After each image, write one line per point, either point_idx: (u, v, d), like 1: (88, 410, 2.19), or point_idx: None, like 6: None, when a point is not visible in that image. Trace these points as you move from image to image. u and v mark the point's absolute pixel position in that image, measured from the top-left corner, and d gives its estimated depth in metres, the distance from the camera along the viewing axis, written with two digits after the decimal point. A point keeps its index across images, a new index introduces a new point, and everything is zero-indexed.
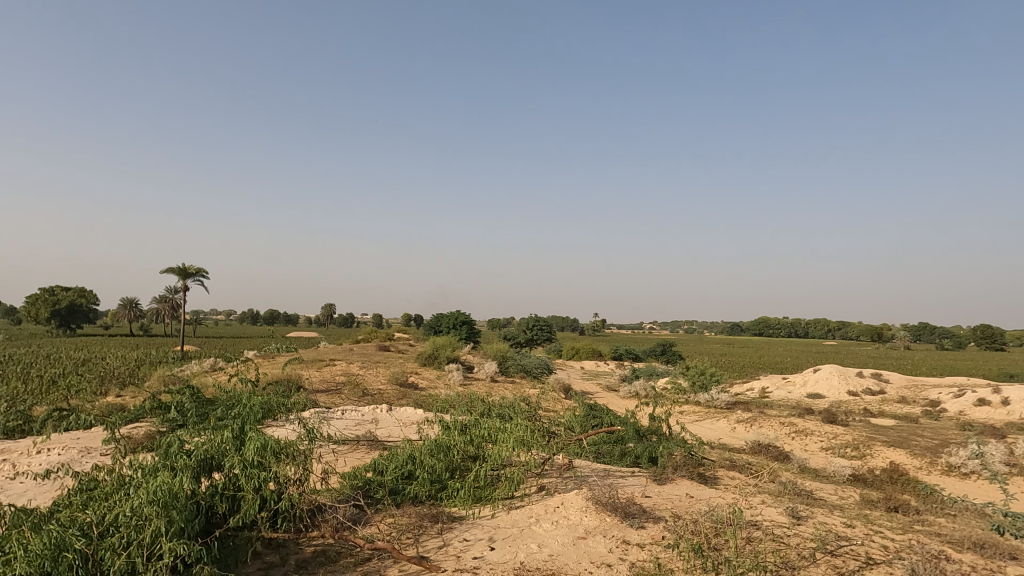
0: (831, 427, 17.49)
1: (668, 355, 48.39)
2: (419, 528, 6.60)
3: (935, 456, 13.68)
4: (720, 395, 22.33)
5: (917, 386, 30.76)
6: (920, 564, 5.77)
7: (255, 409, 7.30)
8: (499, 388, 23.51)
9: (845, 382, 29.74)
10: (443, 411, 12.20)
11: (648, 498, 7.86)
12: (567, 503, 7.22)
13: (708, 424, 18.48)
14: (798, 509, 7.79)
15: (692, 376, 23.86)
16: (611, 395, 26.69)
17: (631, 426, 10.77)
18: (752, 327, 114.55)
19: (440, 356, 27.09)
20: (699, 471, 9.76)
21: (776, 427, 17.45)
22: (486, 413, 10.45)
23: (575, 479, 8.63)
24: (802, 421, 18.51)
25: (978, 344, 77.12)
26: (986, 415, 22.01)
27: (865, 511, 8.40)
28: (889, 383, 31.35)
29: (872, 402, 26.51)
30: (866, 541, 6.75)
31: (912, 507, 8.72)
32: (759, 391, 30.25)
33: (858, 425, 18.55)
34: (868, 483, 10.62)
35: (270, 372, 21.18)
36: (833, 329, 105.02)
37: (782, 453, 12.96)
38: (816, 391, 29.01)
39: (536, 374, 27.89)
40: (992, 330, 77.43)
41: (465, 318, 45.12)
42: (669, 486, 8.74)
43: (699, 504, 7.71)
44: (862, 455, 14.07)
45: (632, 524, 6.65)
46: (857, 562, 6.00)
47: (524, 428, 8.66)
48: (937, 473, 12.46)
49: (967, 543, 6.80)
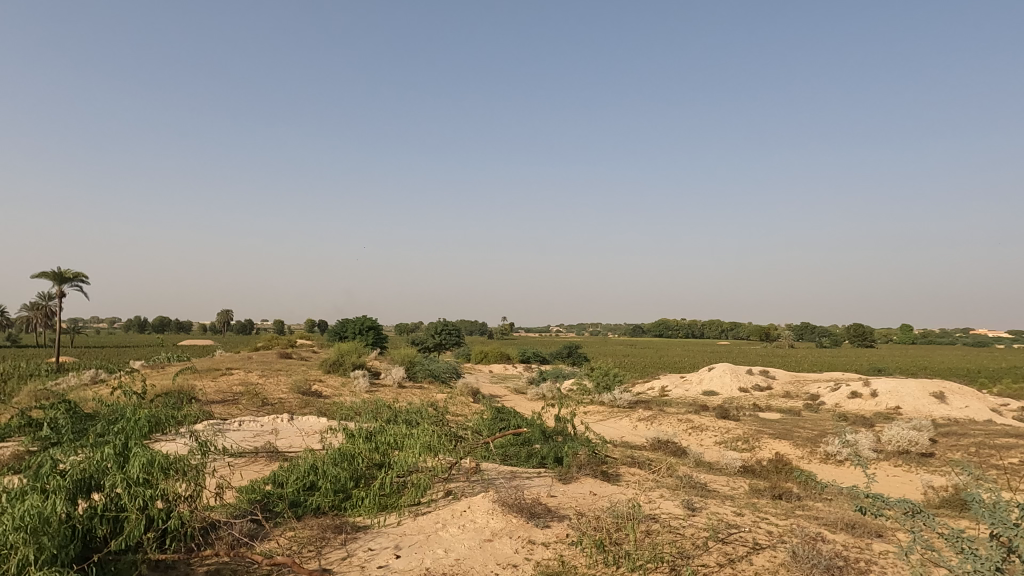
0: (724, 422, 18.52)
1: (574, 357, 49.53)
2: (322, 540, 6.41)
3: (814, 445, 14.83)
4: (622, 395, 23.13)
5: (800, 381, 33.22)
6: (799, 547, 6.21)
7: (141, 423, 6.80)
8: (407, 394, 23.21)
9: (737, 379, 31.63)
10: (349, 419, 11.88)
11: (554, 497, 8.02)
12: (473, 507, 7.23)
13: (611, 423, 19.06)
14: (693, 500, 8.21)
15: (597, 377, 24.54)
16: (518, 397, 27.02)
17: (538, 427, 10.94)
18: (653, 327, 119.47)
19: (346, 363, 26.37)
20: (602, 469, 10.08)
21: (674, 423, 18.30)
22: (392, 419, 10.28)
23: (482, 482, 8.67)
24: (698, 417, 19.51)
25: (852, 342, 84.12)
26: (858, 406, 24.06)
27: (754, 499, 8.98)
28: (775, 379, 33.67)
29: (760, 397, 28.29)
30: (753, 528, 7.20)
31: (794, 494, 9.41)
32: (659, 389, 31.55)
33: (748, 419, 19.78)
34: (756, 473, 11.37)
35: (159, 384, 19.85)
36: (726, 329, 111.47)
37: (679, 449, 13.59)
38: (711, 388, 30.65)
39: (444, 379, 27.78)
40: (864, 329, 84.59)
41: (371, 323, 44.26)
42: (574, 485, 8.97)
43: (601, 501, 7.97)
44: (751, 447, 15.00)
45: (537, 524, 6.76)
46: (745, 547, 6.40)
47: (432, 432, 8.56)
48: (816, 461, 13.47)
49: (841, 525, 7.41)
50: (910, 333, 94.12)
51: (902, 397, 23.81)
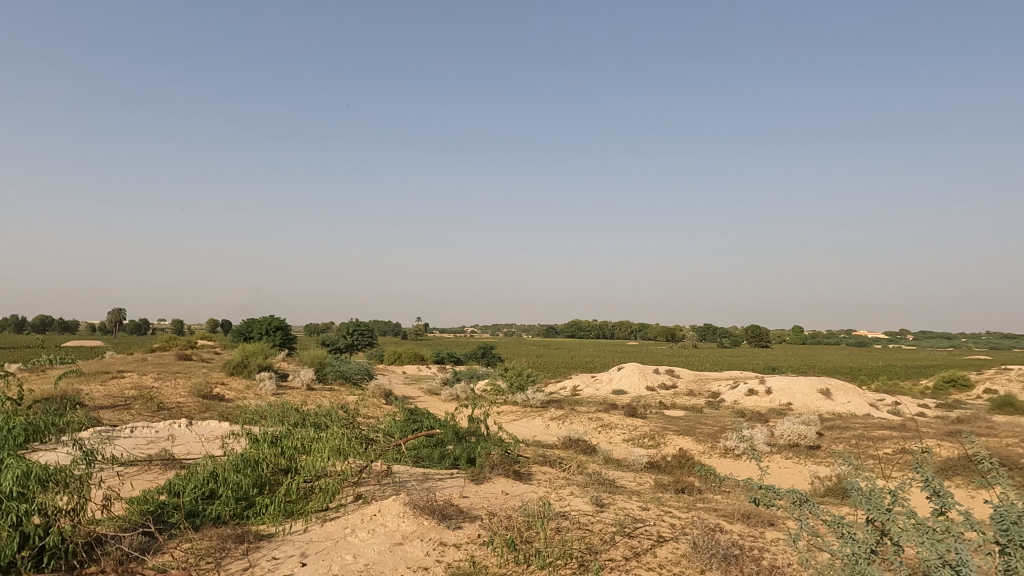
0: (632, 420, 19.14)
1: (488, 358, 49.70)
2: (222, 550, 6.10)
3: (714, 440, 15.60)
4: (535, 394, 23.44)
5: (702, 380, 34.83)
6: (699, 538, 6.52)
7: (16, 432, 6.23)
8: (317, 396, 22.50)
9: (644, 378, 32.79)
10: (253, 423, 11.38)
11: (466, 498, 8.02)
12: (384, 510, 7.10)
13: (524, 423, 19.26)
14: (601, 497, 8.43)
15: (510, 377, 24.74)
16: (432, 398, 26.80)
17: (450, 428, 10.91)
18: (566, 328, 121.87)
19: (250, 365, 25.23)
20: (515, 468, 10.18)
21: (585, 422, 18.73)
22: (300, 423, 9.93)
23: (394, 485, 8.54)
24: (607, 415, 20.06)
25: (749, 342, 89.21)
26: (755, 403, 25.54)
27: (659, 494, 9.35)
28: (679, 378, 35.18)
29: (666, 396, 29.45)
30: (657, 521, 7.48)
31: (695, 487, 9.87)
32: (571, 389, 32.20)
33: (654, 417, 20.54)
34: (660, 468, 11.83)
35: (38, 389, 18.24)
36: (635, 330, 115.38)
37: (589, 447, 13.93)
38: (620, 387, 31.61)
39: (356, 380, 27.15)
40: (760, 330, 89.85)
41: (279, 323, 42.61)
42: (486, 485, 9.00)
43: (513, 500, 8.04)
44: (656, 444, 15.60)
45: (449, 525, 6.74)
46: (650, 540, 6.64)
47: (342, 436, 8.33)
48: (716, 456, 14.18)
49: (737, 516, 7.84)
50: (800, 334, 100.88)
51: (793, 394, 25.47)
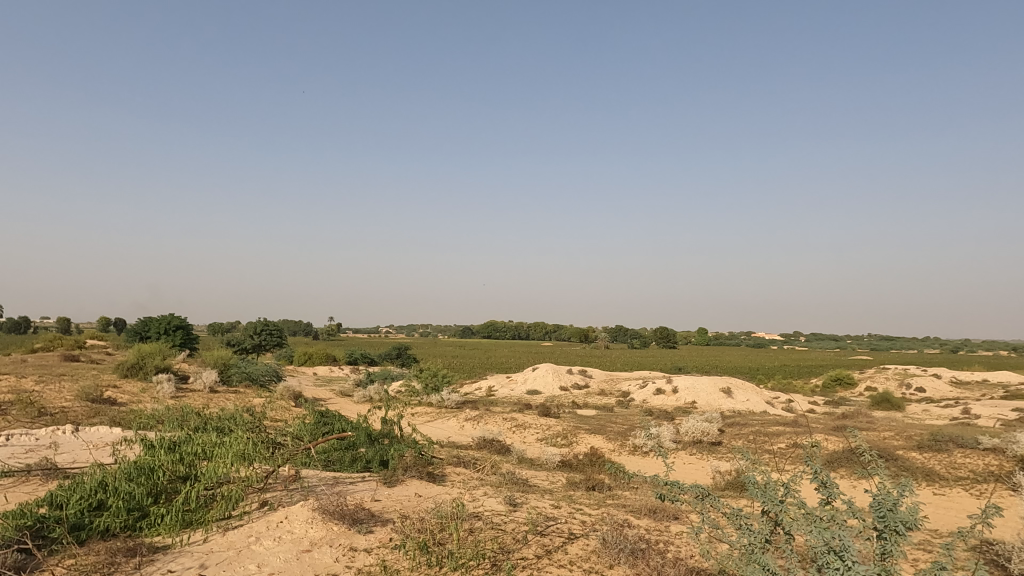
0: (545, 420, 19.42)
1: (402, 358, 49.07)
2: (111, 566, 5.69)
3: (624, 438, 16.09)
4: (450, 395, 23.33)
5: (613, 380, 35.85)
6: (608, 533, 6.70)
7: None
8: (220, 399, 21.42)
9: (558, 379, 33.37)
10: (149, 428, 10.69)
11: (377, 501, 7.86)
12: (291, 517, 6.85)
13: (439, 424, 19.14)
14: (514, 496, 8.50)
15: (425, 378, 24.51)
16: (344, 400, 26.13)
17: (363, 430, 10.68)
18: (481, 329, 122.14)
19: (146, 366, 23.69)
20: (428, 470, 10.10)
21: (499, 422, 18.84)
22: (201, 427, 9.42)
23: (302, 491, 8.25)
24: (522, 415, 20.26)
25: (658, 343, 92.67)
26: (662, 402, 26.55)
27: (570, 492, 9.55)
28: (592, 378, 36.05)
29: (579, 395, 30.10)
30: (568, 519, 7.63)
31: (605, 485, 10.14)
32: (486, 390, 32.29)
33: (567, 416, 20.94)
34: (572, 466, 12.08)
35: None
36: (550, 331, 117.27)
37: (503, 447, 14.03)
38: (534, 387, 32.02)
39: (263, 382, 26.07)
40: (668, 331, 93.48)
41: (180, 322, 40.30)
42: (399, 488, 8.87)
43: (426, 503, 7.96)
44: (569, 443, 15.91)
45: (360, 530, 6.59)
46: (561, 538, 6.76)
47: (246, 440, 7.97)
48: (626, 453, 14.64)
49: (645, 511, 8.12)
50: (705, 335, 105.79)
51: (697, 393, 26.69)
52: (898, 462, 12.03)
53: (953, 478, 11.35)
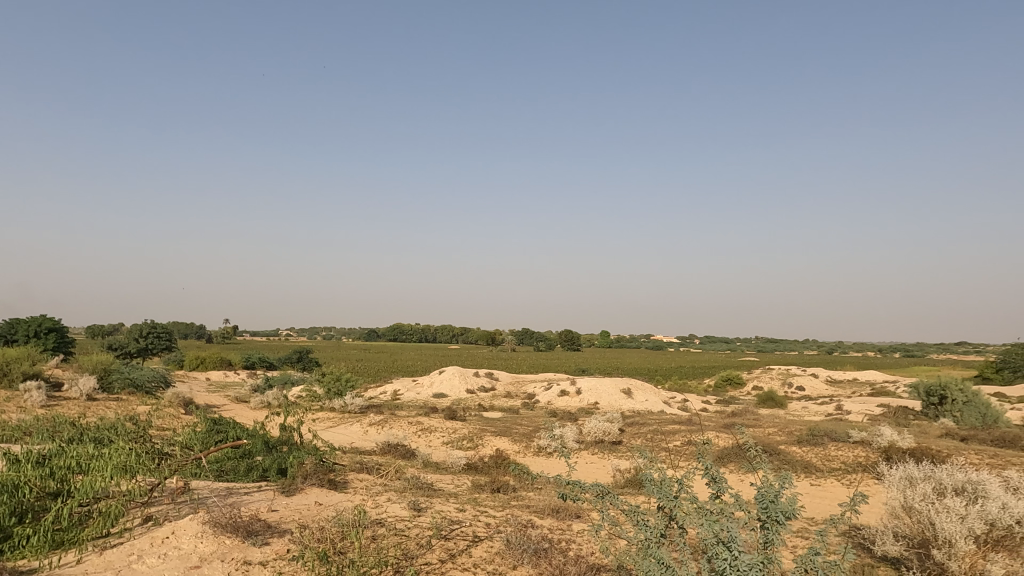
0: (451, 423, 19.36)
1: (304, 363, 47.37)
2: None
3: (529, 440, 16.32)
4: (354, 400, 22.77)
5: (519, 382, 36.28)
6: (512, 534, 6.77)
7: None
8: (99, 408, 19.80)
9: (464, 382, 33.35)
10: (15, 440, 9.73)
11: (274, 512, 7.54)
12: (178, 532, 6.44)
13: (341, 429, 18.62)
14: (419, 501, 8.41)
15: (328, 383, 23.78)
16: (240, 406, 24.89)
17: (260, 438, 10.22)
18: (387, 331, 120.05)
19: (12, 373, 21.53)
20: (329, 477, 9.81)
21: (405, 426, 18.59)
22: (77, 438, 8.69)
23: (191, 503, 7.78)
24: (427, 418, 20.08)
25: (563, 345, 94.62)
26: (566, 403, 27.14)
27: (476, 495, 9.57)
28: (498, 381, 36.29)
29: (485, 398, 30.22)
30: (473, 522, 7.64)
31: (510, 486, 10.24)
32: (391, 393, 31.74)
33: (473, 419, 20.97)
34: (478, 469, 12.12)
35: None
36: (457, 334, 117.04)
37: (408, 451, 13.85)
38: (441, 390, 31.84)
39: (148, 389, 24.37)
40: (573, 334, 95.63)
41: (53, 324, 36.95)
42: (298, 497, 8.55)
43: (326, 511, 7.72)
44: (474, 445, 15.94)
45: (254, 542, 6.30)
46: (465, 541, 6.76)
47: (128, 451, 7.43)
48: (530, 454, 14.85)
49: (548, 511, 8.27)
50: (607, 338, 109.19)
51: (600, 394, 27.49)
52: (780, 456, 12.93)
53: (828, 469, 12.35)
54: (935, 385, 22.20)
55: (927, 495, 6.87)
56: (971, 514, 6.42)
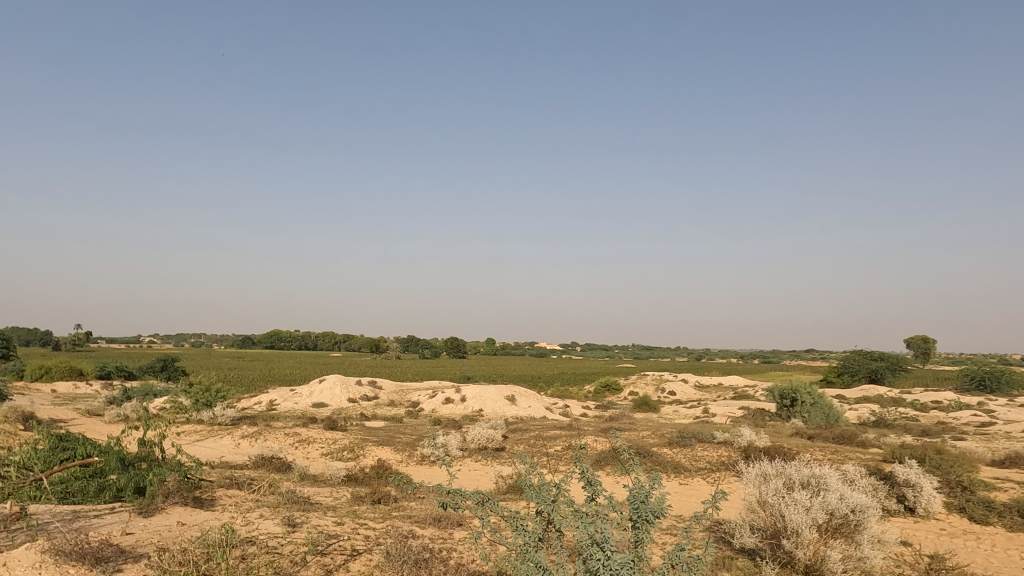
0: (331, 433, 18.69)
1: (168, 372, 43.91)
2: None
3: (411, 449, 16.10)
4: (225, 411, 21.39)
5: (403, 390, 35.75)
6: (392, 546, 6.63)
7: None
8: None
9: (346, 390, 32.36)
10: None
11: (129, 535, 6.91)
12: (12, 563, 5.72)
13: (209, 443, 17.42)
14: (293, 516, 8.04)
15: (195, 394, 22.18)
16: (92, 420, 22.61)
17: (114, 454, 9.33)
18: (264, 338, 114.04)
19: None
20: (194, 495, 9.15)
21: (280, 438, 17.70)
22: None
23: (28, 530, 6.95)
24: (305, 429, 19.26)
25: (448, 353, 94.34)
26: (450, 411, 27.06)
27: (355, 507, 9.29)
28: (381, 389, 35.52)
29: (367, 407, 29.48)
30: (351, 535, 7.41)
31: (391, 497, 10.06)
32: (266, 403, 30.10)
33: (354, 428, 20.37)
34: (358, 480, 11.78)
35: None
36: (339, 341, 113.41)
37: (283, 464, 13.21)
38: (320, 400, 30.69)
39: None
40: (459, 341, 95.52)
41: None
42: (158, 517, 7.90)
43: (190, 531, 7.19)
44: (355, 456, 15.49)
45: (105, 570, 5.73)
46: (343, 556, 6.54)
47: None
48: (413, 464, 14.65)
49: (430, 520, 8.21)
50: (492, 345, 110.22)
51: (484, 401, 27.67)
52: (653, 458, 13.62)
53: (695, 468, 13.18)
54: (788, 389, 24.32)
55: (778, 490, 7.51)
56: (814, 505, 7.10)
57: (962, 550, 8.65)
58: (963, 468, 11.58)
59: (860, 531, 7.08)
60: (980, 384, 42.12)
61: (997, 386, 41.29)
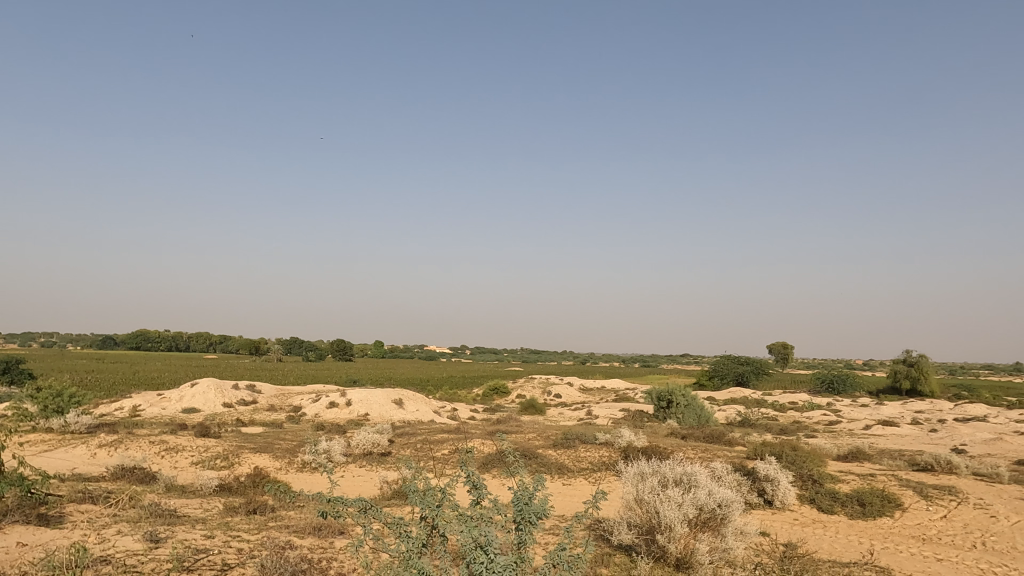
0: (203, 440, 17.51)
1: (11, 376, 39.33)
2: None
3: (291, 455, 15.42)
4: (79, 418, 19.45)
5: (284, 395, 34.24)
6: (267, 559, 6.31)
7: None
8: None
9: (221, 395, 30.49)
10: None
11: None
12: None
13: (59, 453, 15.77)
14: (157, 531, 7.45)
15: (44, 400, 20.00)
16: None
17: None
18: (128, 338, 105.03)
19: None
20: (38, 512, 8.23)
21: (144, 446, 16.35)
22: None
23: None
24: (174, 436, 17.91)
25: (334, 356, 91.35)
26: (334, 416, 26.22)
27: (227, 519, 8.75)
28: (260, 393, 33.79)
29: (244, 412, 27.94)
30: (222, 549, 6.96)
31: (268, 506, 9.58)
32: (129, 409, 27.70)
33: (229, 435, 19.21)
34: (232, 490, 11.10)
35: None
36: (215, 343, 106.68)
37: (147, 474, 12.22)
38: (192, 405, 28.70)
39: None
40: (346, 343, 92.71)
41: None
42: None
43: (32, 553, 6.46)
44: (229, 464, 14.61)
45: None
46: (213, 571, 6.14)
47: None
48: (293, 471, 14.04)
49: (309, 530, 7.90)
50: (381, 348, 108.00)
51: (370, 405, 27.05)
52: (538, 459, 13.89)
53: (577, 469, 13.60)
54: (665, 391, 25.69)
55: (654, 487, 7.89)
56: (685, 501, 7.54)
57: (812, 537, 9.51)
58: (813, 462, 12.77)
59: (725, 524, 7.61)
60: (830, 387, 46.52)
61: (844, 388, 45.79)
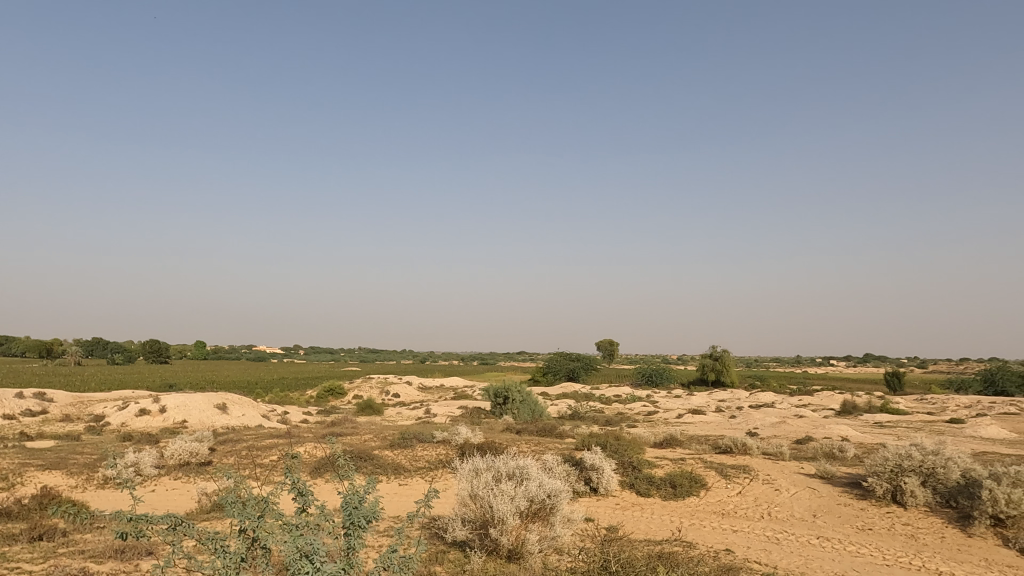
0: None
1: None
2: None
3: (91, 470, 13.69)
4: None
5: (83, 403, 30.28)
6: None
7: None
8: None
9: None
10: None
11: None
12: None
13: None
14: None
15: None
16: None
17: None
18: None
19: None
20: None
21: None
22: None
23: None
24: None
25: (145, 358, 82.49)
26: (145, 424, 23.70)
27: (5, 549, 7.56)
28: (52, 402, 29.56)
29: (31, 424, 24.29)
30: None
31: (58, 531, 8.43)
32: None
33: (10, 451, 16.60)
34: (13, 515, 9.61)
35: None
36: None
37: None
38: None
39: None
40: (160, 344, 84.17)
41: None
42: None
43: None
44: (9, 485, 12.61)
45: None
46: None
47: None
48: (93, 489, 12.47)
49: (109, 553, 7.09)
50: (203, 348, 99.47)
51: (188, 411, 24.79)
52: (372, 461, 13.60)
53: (414, 468, 13.53)
54: (501, 388, 26.40)
55: (487, 482, 8.06)
56: (518, 494, 7.82)
57: (631, 520, 10.30)
58: (633, 450, 13.85)
59: (554, 513, 8.03)
60: (649, 380, 50.68)
61: (661, 381, 50.16)
